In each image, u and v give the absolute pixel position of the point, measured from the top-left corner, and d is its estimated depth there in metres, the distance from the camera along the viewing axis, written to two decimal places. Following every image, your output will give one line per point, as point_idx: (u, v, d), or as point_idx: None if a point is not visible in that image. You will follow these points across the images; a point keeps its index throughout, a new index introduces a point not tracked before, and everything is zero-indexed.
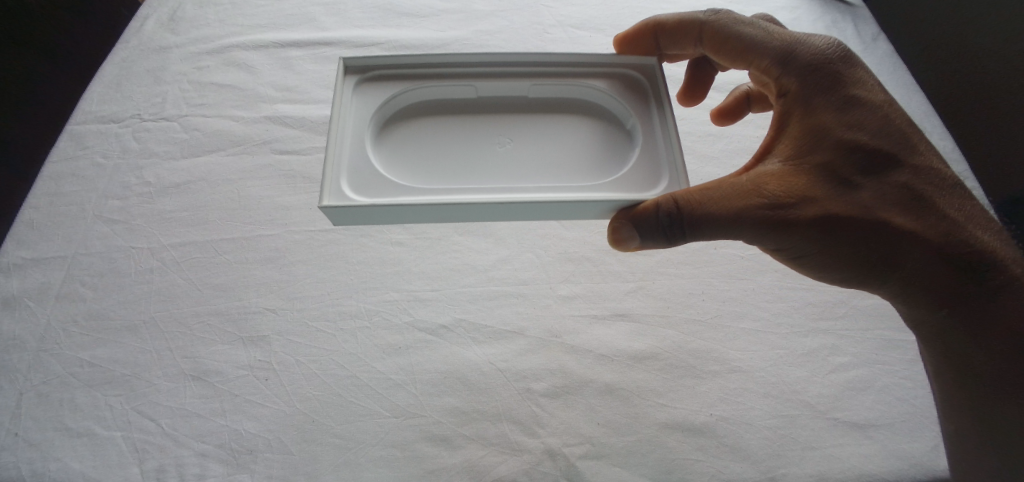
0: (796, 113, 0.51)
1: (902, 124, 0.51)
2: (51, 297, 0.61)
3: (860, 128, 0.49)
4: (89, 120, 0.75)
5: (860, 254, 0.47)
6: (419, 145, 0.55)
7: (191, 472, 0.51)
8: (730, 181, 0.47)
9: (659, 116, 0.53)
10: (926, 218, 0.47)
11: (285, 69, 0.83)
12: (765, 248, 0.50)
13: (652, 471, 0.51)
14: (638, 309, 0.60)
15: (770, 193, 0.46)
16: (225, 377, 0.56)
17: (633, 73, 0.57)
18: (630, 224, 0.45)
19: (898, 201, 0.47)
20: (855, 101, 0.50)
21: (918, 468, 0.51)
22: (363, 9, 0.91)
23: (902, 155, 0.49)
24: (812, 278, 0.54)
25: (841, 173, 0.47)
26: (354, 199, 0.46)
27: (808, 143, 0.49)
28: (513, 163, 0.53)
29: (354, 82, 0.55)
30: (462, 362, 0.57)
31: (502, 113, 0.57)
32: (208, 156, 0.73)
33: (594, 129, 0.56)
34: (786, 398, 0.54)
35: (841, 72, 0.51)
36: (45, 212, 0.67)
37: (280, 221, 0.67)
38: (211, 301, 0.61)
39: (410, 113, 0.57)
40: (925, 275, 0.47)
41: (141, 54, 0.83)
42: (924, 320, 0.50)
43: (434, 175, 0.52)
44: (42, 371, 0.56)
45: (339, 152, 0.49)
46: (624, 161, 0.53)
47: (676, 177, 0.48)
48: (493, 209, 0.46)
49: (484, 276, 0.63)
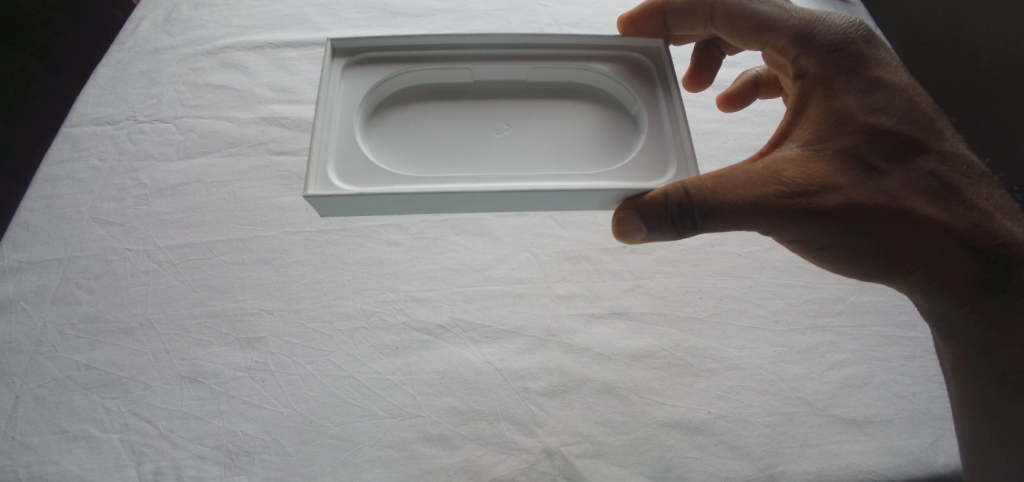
0: (816, 97, 0.51)
1: (924, 111, 0.51)
2: (47, 300, 0.61)
3: (881, 114, 0.48)
4: (84, 122, 0.75)
5: (881, 245, 0.46)
6: (414, 131, 0.55)
7: (189, 474, 0.51)
8: (746, 168, 0.47)
9: (666, 102, 0.53)
10: (948, 207, 0.46)
11: (281, 70, 0.83)
12: (781, 239, 0.49)
13: (651, 470, 0.51)
14: (636, 307, 0.60)
15: (789, 180, 0.45)
16: (223, 378, 0.56)
17: (637, 56, 0.57)
18: (639, 214, 0.44)
19: (922, 188, 0.46)
20: (875, 86, 0.50)
21: (916, 464, 0.51)
22: (358, 9, 0.91)
23: (924, 143, 0.48)
24: (828, 270, 0.53)
25: (864, 158, 0.46)
26: (340, 187, 0.45)
27: (829, 127, 0.48)
28: (510, 149, 0.52)
29: (343, 66, 0.55)
30: (460, 362, 0.57)
31: (500, 98, 0.57)
32: (205, 157, 0.73)
33: (593, 115, 0.56)
34: (784, 396, 0.54)
35: (862, 55, 0.51)
36: (40, 215, 0.66)
37: (277, 223, 0.67)
38: (208, 303, 0.60)
39: (402, 97, 0.57)
40: (944, 266, 0.47)
41: (136, 55, 0.83)
42: (940, 311, 0.50)
43: (428, 162, 0.52)
44: (39, 374, 0.56)
45: (326, 138, 0.49)
46: (630, 147, 0.53)
47: (683, 164, 0.48)
48: (493, 198, 0.45)
49: (481, 275, 0.63)
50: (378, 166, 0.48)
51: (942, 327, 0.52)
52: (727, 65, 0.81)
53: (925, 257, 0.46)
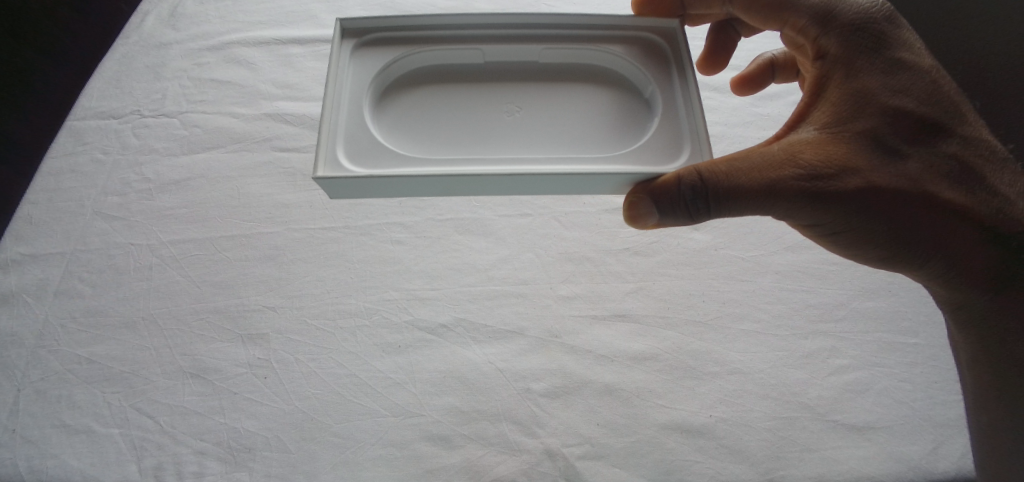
0: (835, 78, 0.50)
1: (948, 94, 0.50)
2: (50, 293, 0.61)
3: (902, 96, 0.48)
4: (89, 115, 0.75)
5: (895, 229, 0.46)
6: (423, 113, 0.55)
7: (189, 470, 0.51)
8: (762, 150, 0.46)
9: (681, 84, 0.53)
10: (967, 190, 0.47)
11: (285, 66, 0.82)
12: (797, 224, 0.49)
13: (652, 472, 0.51)
14: (638, 309, 0.60)
15: (806, 163, 0.45)
16: (225, 375, 0.56)
17: (655, 37, 0.57)
18: (651, 199, 0.44)
19: (943, 173, 0.46)
20: (897, 67, 0.50)
21: (916, 470, 0.51)
22: (363, 6, 0.90)
23: (946, 126, 0.48)
24: (839, 255, 0.53)
25: (884, 140, 0.46)
26: (348, 168, 0.45)
27: (849, 109, 0.47)
28: (520, 130, 0.53)
29: (352, 46, 0.55)
30: (463, 362, 0.57)
31: (512, 80, 0.57)
32: (209, 153, 0.73)
33: (607, 98, 0.56)
34: (785, 400, 0.54)
35: (884, 35, 0.51)
36: (43, 208, 0.66)
37: (279, 219, 0.67)
38: (210, 299, 0.60)
39: (413, 79, 0.57)
40: (960, 250, 0.47)
41: (141, 50, 0.82)
42: (955, 300, 0.50)
43: (437, 143, 0.52)
44: (40, 367, 0.56)
45: (335, 119, 0.48)
46: (643, 130, 0.52)
47: (698, 148, 0.48)
48: (503, 181, 0.45)
49: (484, 275, 0.63)
50: (386, 147, 0.48)
51: (956, 317, 0.52)
52: (734, 67, 0.81)
53: (942, 243, 0.46)
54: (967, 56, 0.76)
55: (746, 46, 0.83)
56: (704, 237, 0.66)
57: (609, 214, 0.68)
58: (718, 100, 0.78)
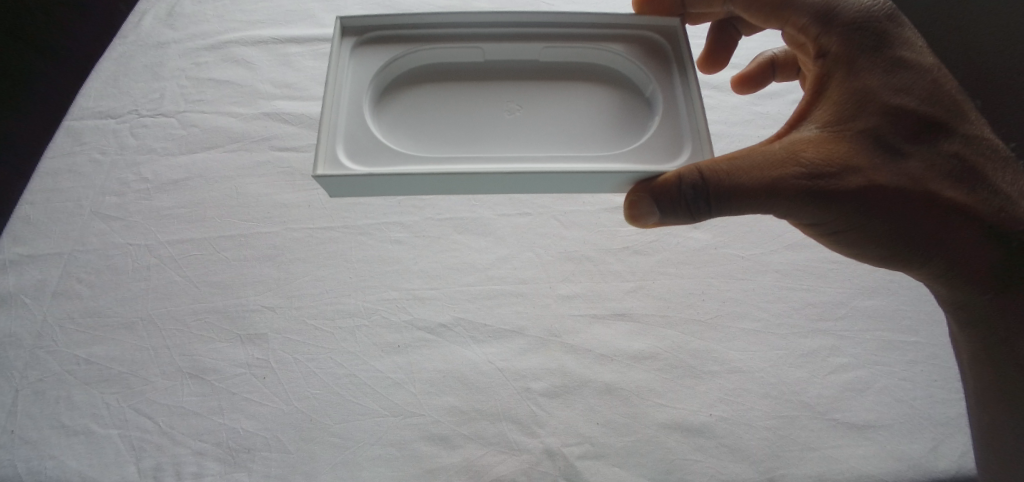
0: (837, 76, 0.50)
1: (950, 92, 0.50)
2: (48, 294, 0.60)
3: (903, 95, 0.48)
4: (87, 115, 0.75)
5: (897, 228, 0.46)
6: (423, 112, 0.54)
7: (189, 470, 0.51)
8: (764, 149, 0.46)
9: (682, 83, 0.53)
10: (969, 188, 0.46)
11: (284, 65, 0.82)
12: (798, 223, 0.49)
13: (652, 471, 0.51)
14: (638, 308, 0.60)
15: (807, 161, 0.44)
16: (224, 375, 0.55)
17: (655, 36, 0.57)
18: (652, 198, 0.44)
19: (945, 171, 0.46)
20: (899, 65, 0.50)
21: (917, 469, 0.51)
22: (363, 5, 0.90)
23: (948, 125, 0.48)
24: (840, 254, 0.53)
25: (885, 139, 0.46)
26: (348, 167, 0.45)
27: (850, 107, 0.47)
28: (520, 129, 0.52)
29: (352, 45, 0.54)
30: (462, 361, 0.57)
31: (512, 79, 0.57)
32: (208, 152, 0.73)
33: (608, 97, 0.56)
34: (785, 399, 0.54)
35: (885, 33, 0.51)
36: (41, 208, 0.66)
37: (278, 219, 0.67)
38: (209, 299, 0.60)
39: (413, 78, 0.57)
40: (962, 249, 0.47)
41: (140, 50, 0.82)
42: (956, 298, 0.50)
43: (438, 142, 0.52)
44: (39, 367, 0.56)
45: (335, 118, 0.48)
46: (644, 129, 0.52)
47: (698, 146, 0.48)
48: (503, 180, 0.45)
49: (484, 275, 0.62)
50: (386, 146, 0.48)
51: (958, 316, 0.52)
52: (734, 65, 0.81)
53: (943, 241, 0.46)
54: (967, 54, 0.76)
55: (745, 44, 0.83)
56: (704, 235, 0.66)
57: (608, 213, 0.68)
58: (717, 98, 0.78)
